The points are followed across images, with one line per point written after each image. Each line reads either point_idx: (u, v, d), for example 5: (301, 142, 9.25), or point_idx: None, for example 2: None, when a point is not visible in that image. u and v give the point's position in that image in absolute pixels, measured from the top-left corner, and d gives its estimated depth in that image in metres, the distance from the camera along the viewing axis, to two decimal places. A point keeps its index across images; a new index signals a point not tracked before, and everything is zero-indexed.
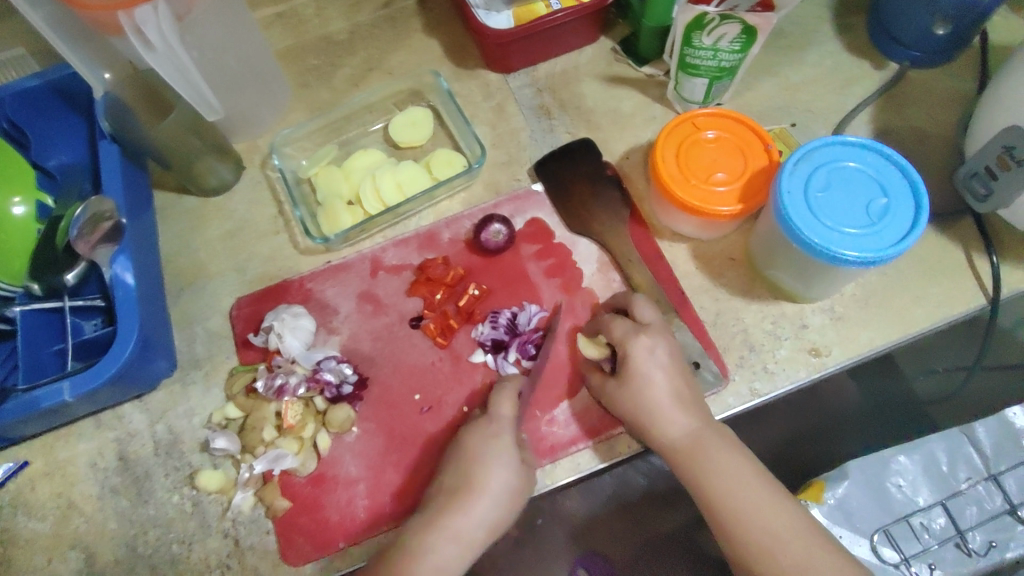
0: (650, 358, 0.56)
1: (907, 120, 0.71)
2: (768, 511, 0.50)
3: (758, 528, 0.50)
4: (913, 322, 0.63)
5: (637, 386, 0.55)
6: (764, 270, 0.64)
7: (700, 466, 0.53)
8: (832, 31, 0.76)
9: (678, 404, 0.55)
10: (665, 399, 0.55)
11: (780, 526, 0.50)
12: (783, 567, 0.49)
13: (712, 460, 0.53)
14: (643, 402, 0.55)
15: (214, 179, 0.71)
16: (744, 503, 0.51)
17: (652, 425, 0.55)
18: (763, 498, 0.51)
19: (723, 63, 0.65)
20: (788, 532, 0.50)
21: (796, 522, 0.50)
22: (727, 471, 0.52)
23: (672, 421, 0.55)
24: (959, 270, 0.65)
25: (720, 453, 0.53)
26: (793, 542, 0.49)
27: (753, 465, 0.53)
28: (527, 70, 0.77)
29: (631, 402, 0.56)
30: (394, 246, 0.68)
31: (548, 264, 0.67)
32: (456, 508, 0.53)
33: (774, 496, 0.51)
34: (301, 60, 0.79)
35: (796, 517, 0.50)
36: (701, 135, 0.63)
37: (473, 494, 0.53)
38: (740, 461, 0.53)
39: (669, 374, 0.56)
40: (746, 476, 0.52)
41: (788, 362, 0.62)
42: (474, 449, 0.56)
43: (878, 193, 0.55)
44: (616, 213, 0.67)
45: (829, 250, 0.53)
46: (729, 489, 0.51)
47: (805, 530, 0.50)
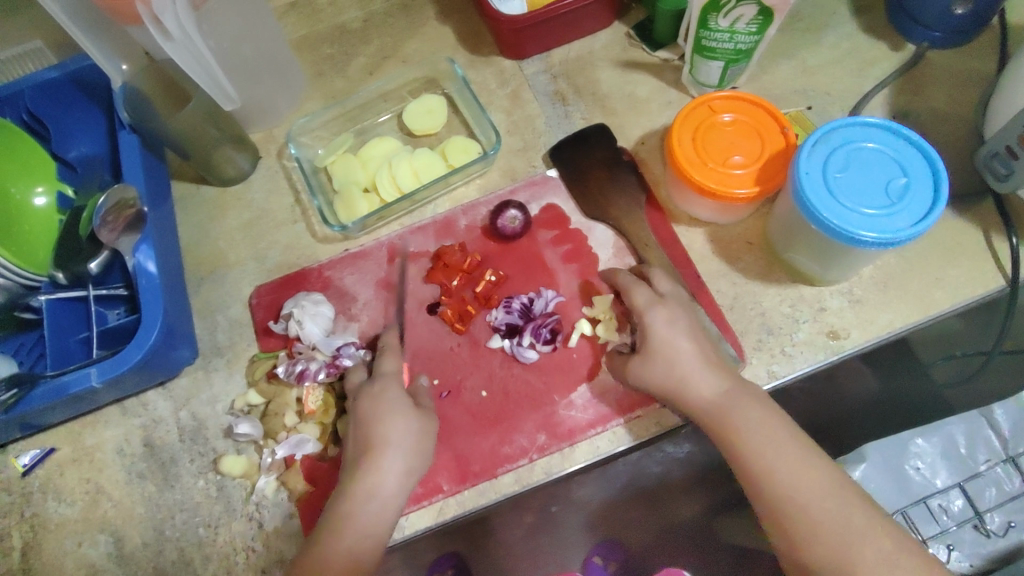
0: (672, 328, 0.56)
1: (926, 101, 0.71)
2: (801, 466, 0.49)
3: (789, 481, 0.49)
4: (933, 304, 0.63)
5: (663, 356, 0.55)
6: (782, 253, 0.64)
7: (733, 426, 0.52)
8: (849, 13, 0.76)
9: (709, 368, 0.55)
10: (694, 364, 0.55)
11: (815, 484, 0.49)
12: (817, 524, 0.47)
13: (744, 418, 0.52)
14: (672, 370, 0.55)
15: (231, 169, 0.71)
16: (773, 458, 0.50)
17: (684, 389, 0.54)
18: (793, 454, 0.50)
19: (740, 46, 0.65)
20: (822, 488, 0.48)
21: (833, 483, 0.49)
22: (759, 427, 0.51)
23: (703, 384, 0.54)
24: (977, 252, 0.64)
25: (753, 412, 0.52)
26: (827, 499, 0.48)
27: (787, 422, 0.52)
28: (541, 57, 0.77)
29: (658, 371, 0.55)
30: (412, 234, 0.69)
31: (565, 249, 0.67)
32: (364, 468, 0.53)
33: (807, 451, 0.50)
34: (315, 50, 0.79)
35: (827, 471, 0.49)
36: (718, 118, 0.63)
37: (376, 448, 0.54)
38: (770, 418, 0.52)
39: (694, 340, 0.56)
40: (779, 433, 0.51)
41: (806, 345, 0.62)
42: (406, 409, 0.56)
43: (897, 173, 0.55)
44: (633, 197, 0.67)
45: (848, 231, 0.53)
46: (760, 447, 0.51)
47: (841, 490, 0.48)
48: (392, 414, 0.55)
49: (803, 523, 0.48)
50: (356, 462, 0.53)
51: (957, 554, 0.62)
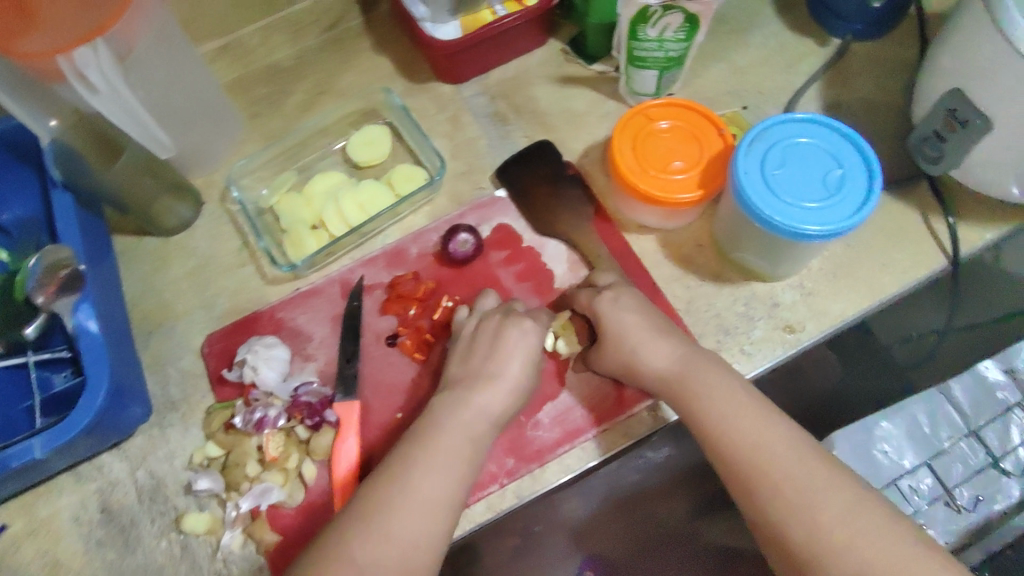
0: (625, 305, 0.59)
1: (855, 92, 0.73)
2: (760, 424, 0.50)
3: (749, 440, 0.49)
4: (881, 289, 0.64)
5: (616, 329, 0.58)
6: (731, 253, 0.65)
7: (690, 391, 0.53)
8: (773, 13, 0.78)
9: (662, 338, 0.57)
10: (646, 335, 0.57)
11: (773, 438, 0.49)
12: (777, 480, 0.47)
13: (700, 383, 0.53)
14: (626, 342, 0.57)
15: (172, 218, 0.70)
16: (729, 417, 0.51)
17: (638, 359, 0.57)
18: (751, 414, 0.50)
19: (670, 54, 0.67)
20: (781, 444, 0.49)
21: (791, 437, 0.49)
22: (717, 390, 0.52)
23: (657, 353, 0.56)
24: (919, 234, 0.66)
25: (710, 376, 0.53)
26: (788, 456, 0.48)
27: (745, 386, 0.53)
28: (478, 79, 0.77)
29: (612, 344, 0.58)
30: (363, 266, 0.68)
31: (518, 268, 0.67)
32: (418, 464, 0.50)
33: (766, 410, 0.51)
34: (251, 90, 0.78)
35: (785, 428, 0.50)
36: (656, 126, 0.64)
37: (430, 447, 0.52)
38: (728, 381, 0.53)
39: (646, 315, 0.58)
40: (737, 395, 0.52)
41: (764, 342, 0.63)
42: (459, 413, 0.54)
43: (832, 164, 0.56)
44: (580, 211, 0.68)
45: (790, 225, 0.53)
46: (717, 409, 0.51)
47: (798, 443, 0.49)
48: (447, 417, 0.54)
49: (766, 480, 0.47)
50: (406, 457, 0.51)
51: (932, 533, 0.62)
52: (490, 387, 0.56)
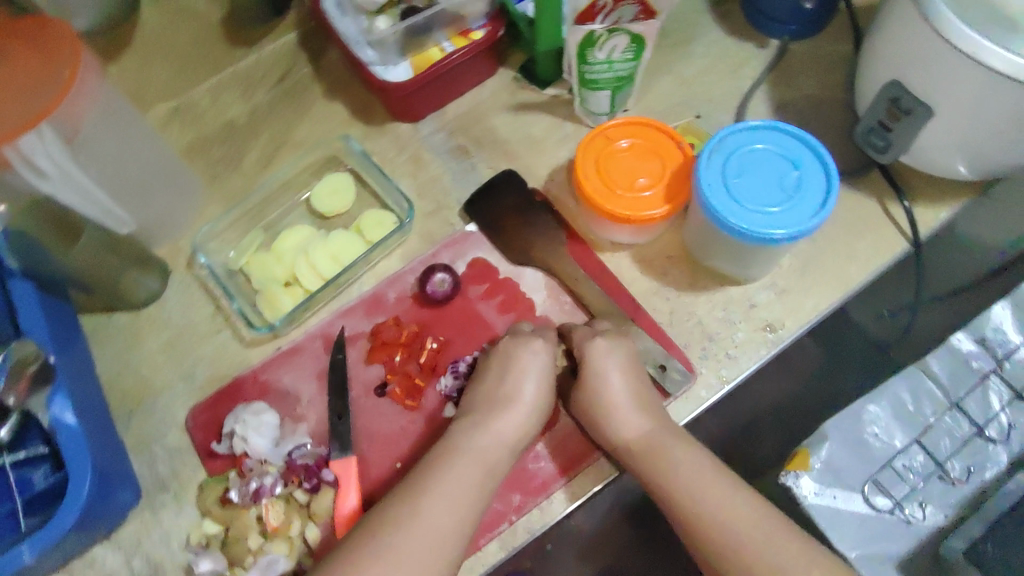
0: (608, 359, 0.59)
1: (800, 89, 0.75)
2: (728, 501, 0.52)
3: (718, 517, 0.51)
4: (850, 279, 0.66)
5: (592, 387, 0.59)
6: (703, 261, 0.66)
7: (659, 463, 0.55)
8: (712, 21, 0.80)
9: (634, 406, 0.58)
10: (620, 400, 0.58)
11: (742, 516, 0.51)
12: (745, 559, 0.49)
13: (669, 456, 0.55)
14: (600, 405, 0.58)
15: (141, 291, 0.68)
16: (703, 493, 0.52)
17: (611, 425, 0.57)
18: (720, 490, 0.52)
19: (619, 73, 0.68)
20: (749, 521, 0.51)
21: (759, 513, 0.51)
22: (685, 465, 0.54)
23: (629, 422, 0.57)
24: (879, 220, 0.68)
25: (678, 449, 0.55)
26: (756, 533, 0.50)
27: (713, 460, 0.54)
28: (434, 116, 0.78)
29: (587, 404, 0.59)
30: (342, 318, 0.67)
31: (498, 301, 0.67)
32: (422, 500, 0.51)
33: (734, 486, 0.53)
34: (206, 151, 0.77)
35: (753, 505, 0.51)
36: (615, 146, 0.65)
37: (433, 484, 0.52)
38: (696, 455, 0.55)
39: (625, 376, 0.59)
40: (705, 470, 0.54)
41: (746, 344, 0.64)
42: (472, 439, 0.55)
43: (788, 168, 0.58)
44: (553, 237, 0.68)
45: (757, 232, 0.55)
46: (684, 485, 0.53)
47: (767, 520, 0.51)
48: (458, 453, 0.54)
49: (734, 559, 0.50)
50: (407, 492, 0.52)
51: (930, 509, 0.64)
52: (505, 414, 0.57)
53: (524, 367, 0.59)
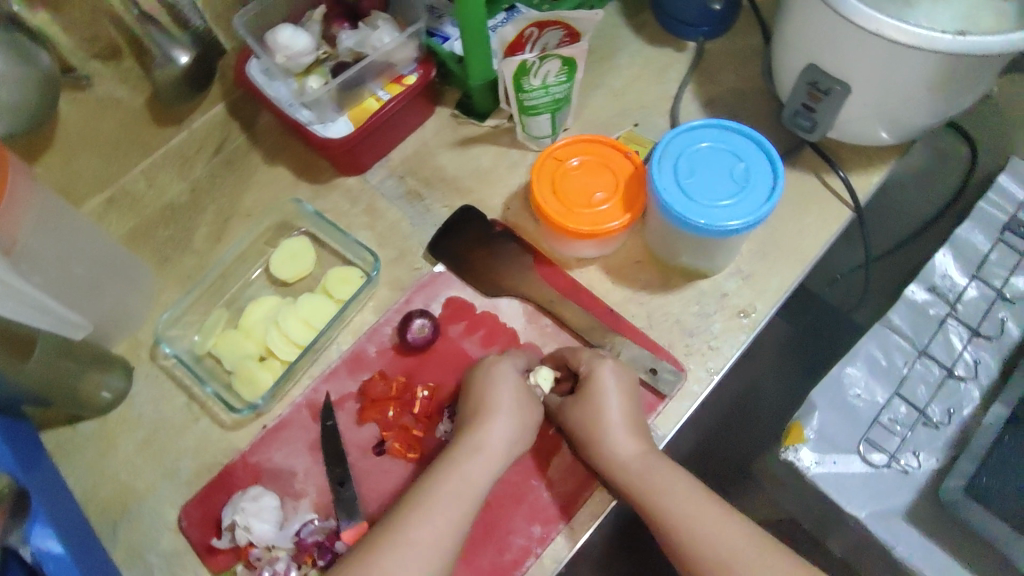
0: (609, 376, 0.59)
1: (723, 84, 0.80)
2: (719, 525, 0.52)
3: (710, 541, 0.51)
4: (807, 253, 0.69)
5: (591, 403, 0.58)
6: (670, 261, 0.68)
7: (651, 485, 0.55)
8: (630, 33, 0.84)
9: (628, 429, 0.58)
10: (617, 420, 0.58)
11: (734, 539, 0.51)
12: None
13: (661, 479, 0.55)
14: (595, 420, 0.58)
15: (105, 393, 0.65)
16: (695, 519, 0.52)
17: (604, 443, 0.57)
18: (712, 514, 0.52)
19: (556, 96, 0.70)
20: (741, 543, 0.51)
21: (752, 537, 0.51)
22: (676, 489, 0.54)
23: (623, 442, 0.57)
24: (822, 194, 0.71)
25: (668, 473, 0.55)
26: (750, 557, 0.50)
27: (702, 486, 0.55)
28: (381, 164, 0.78)
29: (582, 420, 0.59)
30: (326, 382, 0.65)
31: (480, 335, 0.67)
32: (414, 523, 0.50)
33: (725, 510, 0.53)
34: (152, 236, 0.74)
35: (747, 528, 0.52)
36: (567, 165, 0.66)
37: (424, 505, 0.51)
38: (686, 480, 0.55)
39: (623, 396, 0.59)
40: (696, 495, 0.54)
41: (726, 333, 0.65)
42: (453, 468, 0.54)
43: (734, 160, 0.60)
44: (521, 262, 0.69)
45: (717, 225, 0.57)
46: (676, 510, 0.53)
47: (759, 543, 0.51)
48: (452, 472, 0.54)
49: None
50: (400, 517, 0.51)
51: (923, 455, 0.66)
52: (492, 429, 0.56)
53: (500, 386, 0.59)
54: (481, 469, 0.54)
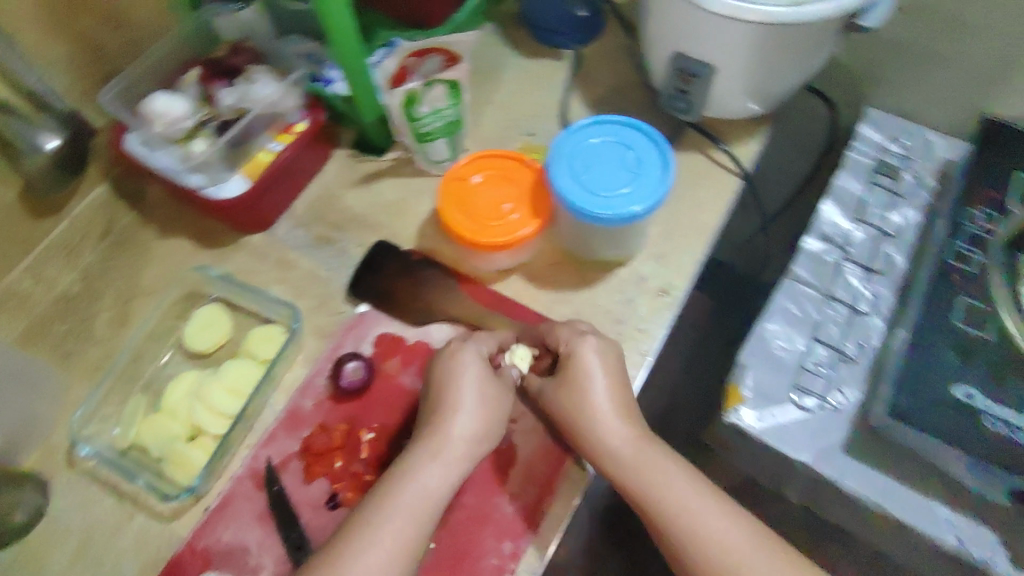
0: (592, 360, 0.59)
1: (604, 85, 0.84)
2: (715, 519, 0.54)
3: (705, 535, 0.54)
4: (708, 225, 0.72)
5: (576, 390, 0.59)
6: (586, 257, 0.70)
7: (645, 477, 0.56)
8: (508, 51, 0.87)
9: (621, 416, 0.58)
10: (607, 408, 0.58)
11: (729, 533, 0.54)
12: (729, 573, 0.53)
13: (657, 471, 0.56)
14: (581, 407, 0.58)
15: (21, 512, 0.60)
16: (691, 512, 0.54)
17: (591, 431, 0.58)
18: (708, 509, 0.55)
19: (450, 119, 0.71)
20: (735, 536, 0.54)
21: (744, 529, 0.54)
22: (673, 484, 0.56)
23: (613, 429, 0.58)
24: (712, 168, 0.76)
25: (664, 465, 0.57)
26: (741, 548, 0.53)
27: (699, 479, 0.57)
28: (285, 216, 0.76)
29: (568, 405, 0.59)
30: (265, 447, 0.62)
31: (417, 366, 0.66)
32: (374, 536, 0.51)
33: (720, 502, 0.55)
34: (48, 334, 0.70)
35: (741, 520, 0.55)
36: (470, 183, 0.67)
37: (387, 518, 0.52)
38: (683, 474, 0.57)
39: (612, 384, 0.59)
40: (692, 490, 0.56)
41: (651, 314, 0.68)
42: (411, 476, 0.54)
43: (624, 150, 0.63)
44: (444, 285, 0.69)
45: (624, 211, 0.59)
46: (671, 503, 0.55)
47: (753, 534, 0.54)
48: (415, 476, 0.54)
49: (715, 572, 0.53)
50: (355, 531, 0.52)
51: (848, 390, 0.70)
52: (452, 428, 0.56)
53: (460, 382, 0.58)
54: (442, 475, 0.55)
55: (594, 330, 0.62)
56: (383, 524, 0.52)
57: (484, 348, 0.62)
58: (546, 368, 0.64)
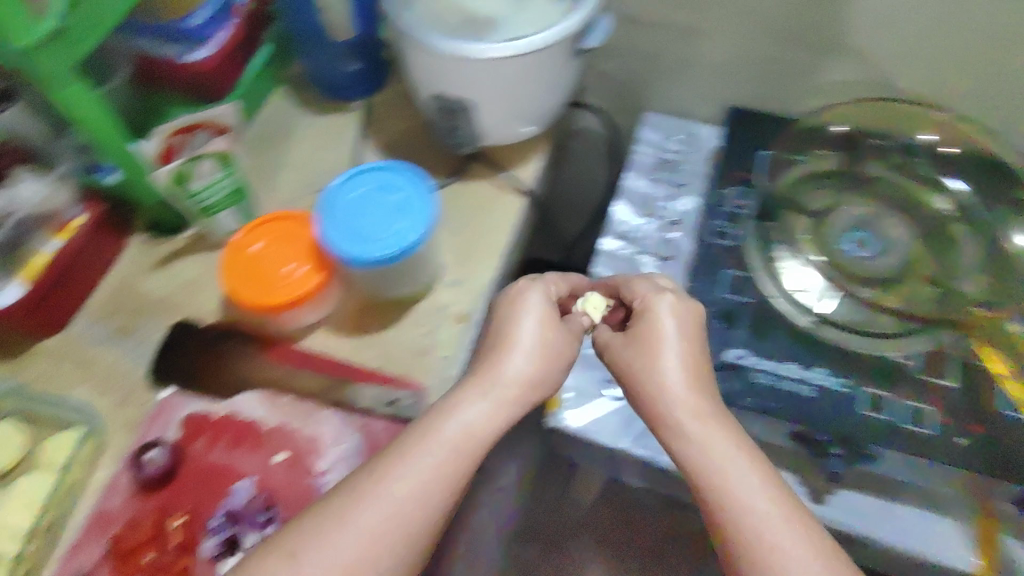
0: (666, 318, 0.60)
1: (395, 128, 0.86)
2: (774, 519, 0.49)
3: (762, 535, 0.49)
4: (497, 245, 0.76)
5: (651, 336, 0.59)
6: (384, 298, 0.72)
7: (712, 461, 0.52)
8: (299, 111, 0.89)
9: (690, 385, 0.57)
10: (676, 369, 0.57)
11: (788, 535, 0.48)
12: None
13: (722, 454, 0.52)
14: (653, 354, 0.58)
15: None
16: (752, 508, 0.50)
17: (656, 395, 0.56)
18: (771, 505, 0.50)
19: (228, 190, 0.72)
20: (794, 540, 0.48)
21: (807, 535, 0.49)
22: (740, 476, 0.51)
23: (677, 394, 0.56)
24: (498, 191, 0.80)
25: (731, 452, 0.52)
26: (797, 553, 0.48)
27: (772, 475, 0.52)
28: (81, 314, 0.74)
29: (639, 354, 0.59)
30: (75, 556, 0.61)
31: (226, 440, 0.65)
32: (359, 504, 0.49)
33: (784, 502, 0.50)
34: None
35: (808, 527, 0.49)
36: (251, 250, 0.68)
37: (377, 490, 0.49)
38: (748, 467, 0.52)
39: (686, 346, 0.59)
40: (759, 485, 0.51)
41: (452, 339, 0.69)
42: (423, 443, 0.51)
43: (389, 190, 0.65)
44: (248, 353, 0.69)
45: (402, 247, 0.61)
46: (732, 492, 0.51)
47: (812, 537, 0.49)
48: (453, 414, 0.53)
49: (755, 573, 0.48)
50: (334, 504, 0.49)
51: None
52: (501, 377, 0.56)
53: (521, 317, 0.60)
54: (488, 417, 0.54)
55: (672, 288, 0.64)
56: (369, 490, 0.49)
57: (551, 290, 0.64)
58: (616, 322, 0.67)
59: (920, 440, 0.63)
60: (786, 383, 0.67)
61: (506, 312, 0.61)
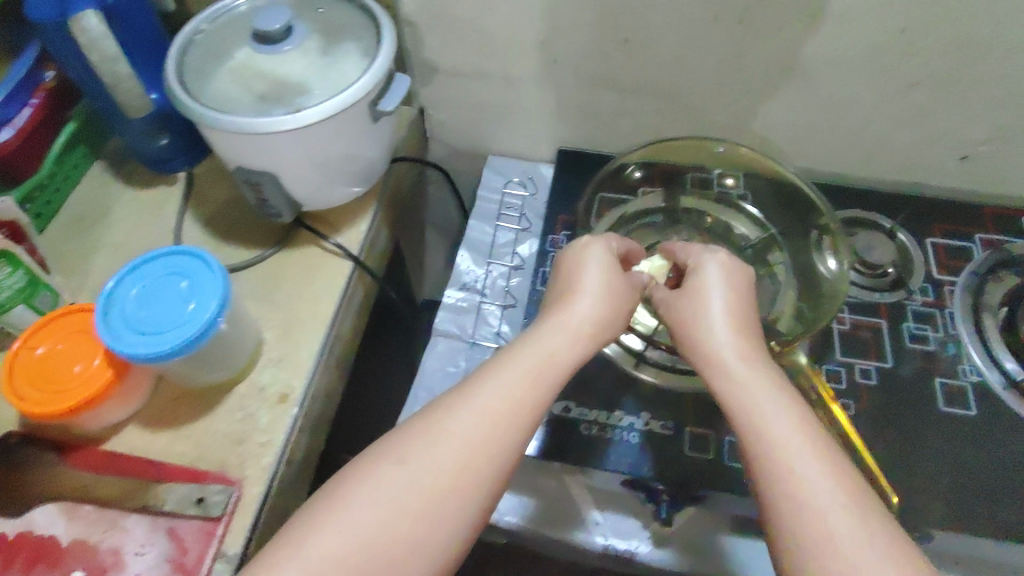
0: (713, 284, 0.60)
1: (220, 200, 0.84)
2: (822, 478, 0.47)
3: (815, 494, 0.46)
4: (322, 314, 0.75)
5: (696, 295, 0.60)
6: (198, 385, 0.69)
7: (758, 415, 0.51)
8: (118, 186, 0.85)
9: (738, 333, 0.57)
10: (722, 321, 0.58)
11: (832, 493, 0.46)
12: (823, 537, 0.45)
13: (768, 409, 0.51)
14: (697, 314, 0.59)
15: None
16: (799, 467, 0.48)
17: (706, 344, 0.57)
18: (818, 465, 0.48)
19: (17, 286, 0.67)
20: (843, 499, 0.46)
21: (850, 498, 0.46)
22: (788, 436, 0.49)
23: (720, 350, 0.56)
24: (323, 258, 0.79)
25: (783, 411, 0.51)
26: (843, 519, 0.45)
27: (823, 435, 0.50)
28: None
29: (687, 309, 0.60)
30: None
31: (21, 562, 0.59)
32: (400, 462, 0.48)
33: (833, 461, 0.48)
34: None
35: (854, 488, 0.47)
36: (37, 354, 0.63)
37: (415, 454, 0.49)
38: (796, 422, 0.51)
39: (730, 308, 0.59)
40: (810, 440, 0.49)
41: (272, 423, 0.67)
42: (505, 364, 0.54)
43: (175, 278, 0.62)
44: (47, 461, 0.64)
45: (195, 333, 0.58)
46: (781, 444, 0.49)
47: (858, 496, 0.47)
48: (487, 382, 0.52)
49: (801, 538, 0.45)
50: (377, 464, 0.48)
51: None
52: (560, 330, 0.57)
53: (584, 270, 0.62)
54: (549, 361, 0.55)
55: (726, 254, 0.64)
56: (412, 453, 0.49)
57: (612, 247, 0.65)
58: (673, 282, 0.68)
59: (901, 383, 0.71)
60: (611, 433, 0.72)
61: (564, 275, 0.63)
